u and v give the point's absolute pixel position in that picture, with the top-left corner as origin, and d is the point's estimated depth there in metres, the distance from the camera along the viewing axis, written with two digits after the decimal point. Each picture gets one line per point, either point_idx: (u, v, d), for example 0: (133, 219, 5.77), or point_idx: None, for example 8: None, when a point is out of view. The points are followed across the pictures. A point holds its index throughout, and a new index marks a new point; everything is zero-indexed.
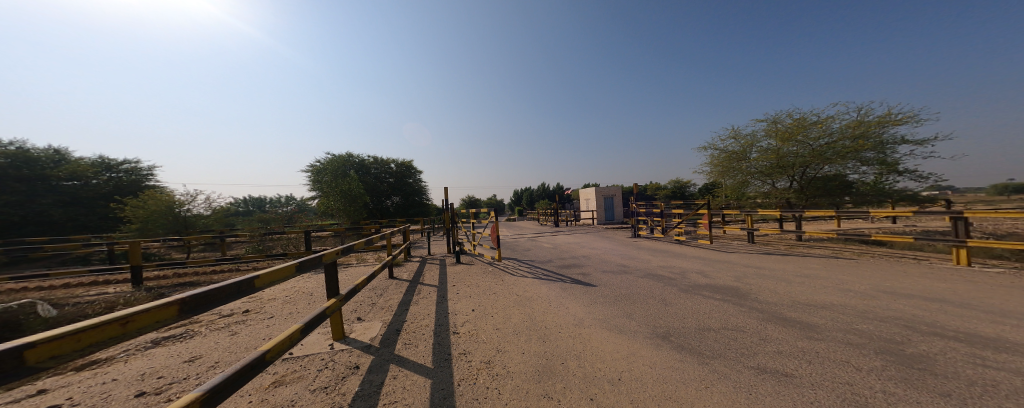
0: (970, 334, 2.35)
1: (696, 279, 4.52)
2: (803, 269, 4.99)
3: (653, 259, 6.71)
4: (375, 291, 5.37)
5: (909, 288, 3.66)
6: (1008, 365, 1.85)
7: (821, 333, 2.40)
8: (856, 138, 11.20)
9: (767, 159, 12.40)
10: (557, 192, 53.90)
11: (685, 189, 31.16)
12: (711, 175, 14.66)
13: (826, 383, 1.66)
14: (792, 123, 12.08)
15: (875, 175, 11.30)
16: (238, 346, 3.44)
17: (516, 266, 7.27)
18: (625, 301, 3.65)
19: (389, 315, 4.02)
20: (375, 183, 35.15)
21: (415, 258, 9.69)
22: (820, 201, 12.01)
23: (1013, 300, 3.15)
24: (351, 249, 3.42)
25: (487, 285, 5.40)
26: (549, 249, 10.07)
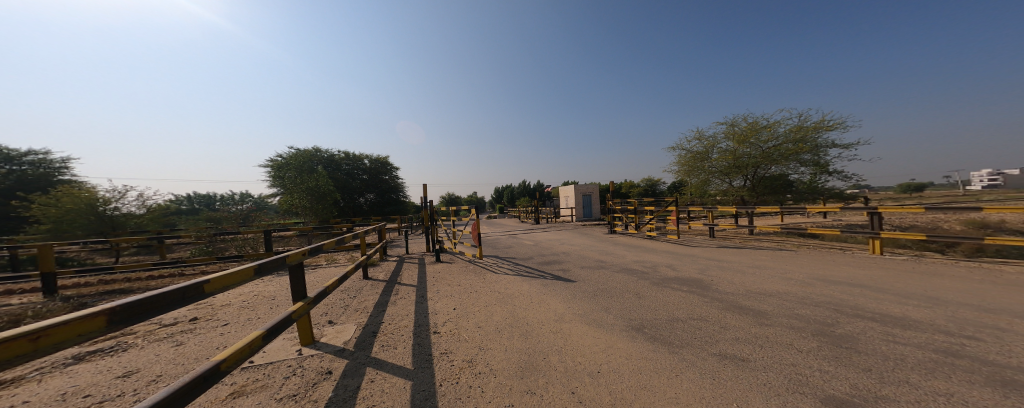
0: (883, 315, 2.80)
1: (666, 272, 4.87)
2: (755, 261, 5.58)
3: (627, 255, 7.07)
4: (346, 292, 5.11)
5: (837, 276, 4.27)
6: (908, 340, 2.24)
7: (770, 319, 2.71)
8: (797, 142, 12.58)
9: (725, 159, 13.50)
10: (535, 189, 54.31)
11: (655, 187, 32.97)
12: (677, 173, 15.64)
13: (776, 365, 1.89)
14: (747, 126, 13.25)
15: (811, 175, 12.80)
16: (186, 357, 3.11)
17: (497, 264, 7.29)
18: (602, 296, 3.83)
19: (364, 317, 3.86)
20: (346, 179, 33.20)
21: (391, 257, 9.36)
22: (768, 198, 13.35)
23: (914, 283, 3.79)
24: (320, 248, 3.20)
25: (468, 283, 5.38)
26: (529, 246, 10.20)
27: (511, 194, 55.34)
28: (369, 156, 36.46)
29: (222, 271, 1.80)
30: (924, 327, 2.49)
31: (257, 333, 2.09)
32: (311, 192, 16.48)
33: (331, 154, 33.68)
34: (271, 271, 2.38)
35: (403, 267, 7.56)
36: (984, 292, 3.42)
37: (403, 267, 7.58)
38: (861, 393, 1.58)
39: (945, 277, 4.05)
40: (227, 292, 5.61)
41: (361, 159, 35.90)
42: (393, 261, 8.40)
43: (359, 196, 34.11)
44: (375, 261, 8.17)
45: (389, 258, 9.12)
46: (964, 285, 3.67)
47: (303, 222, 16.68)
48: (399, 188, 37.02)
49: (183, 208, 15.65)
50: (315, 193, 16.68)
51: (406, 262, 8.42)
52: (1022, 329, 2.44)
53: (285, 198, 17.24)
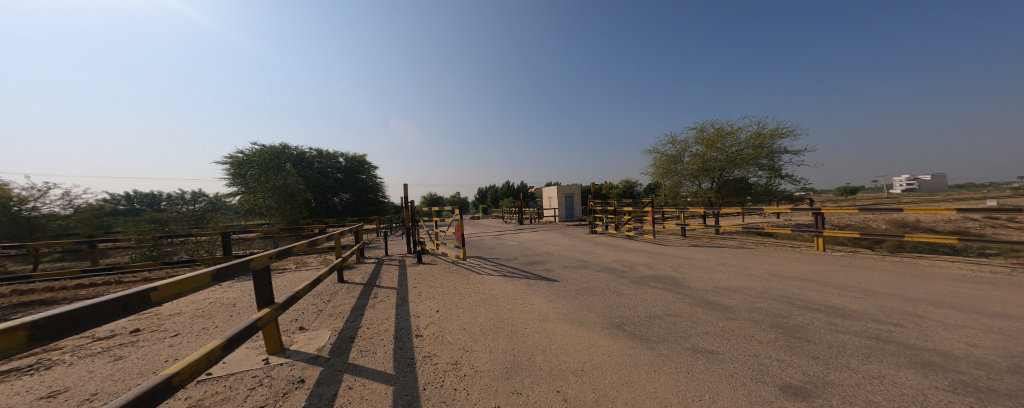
0: (827, 306, 3.16)
1: (644, 271, 5.13)
2: (721, 258, 6.04)
3: (607, 254, 7.34)
4: (319, 296, 4.83)
5: (790, 271, 4.74)
6: (847, 328, 2.56)
7: (734, 313, 2.96)
8: (756, 147, 13.72)
9: (695, 163, 14.44)
10: (517, 189, 54.39)
11: (632, 189, 34.35)
12: (652, 175, 16.45)
13: (740, 357, 2.07)
14: (714, 132, 14.23)
15: (767, 179, 14.02)
16: (129, 371, 2.78)
17: (480, 264, 7.25)
18: (585, 295, 3.96)
19: (340, 322, 3.68)
20: (318, 178, 31.35)
21: (369, 259, 8.97)
22: (731, 200, 14.45)
23: (851, 277, 4.31)
24: (288, 251, 2.99)
25: (451, 284, 5.30)
26: (512, 246, 10.25)
27: (494, 194, 55.08)
28: (344, 154, 34.83)
29: (175, 277, 1.60)
30: (860, 316, 2.85)
31: (216, 342, 1.90)
32: (278, 191, 15.24)
33: (301, 151, 31.70)
34: (232, 276, 2.15)
35: (381, 269, 7.28)
36: (905, 283, 3.96)
37: (382, 269, 7.31)
38: (812, 380, 1.78)
39: (876, 271, 4.64)
40: (178, 300, 5.08)
41: (335, 158, 34.19)
42: (370, 264, 8.05)
43: (333, 196, 32.28)
44: (351, 264, 7.80)
45: (365, 260, 8.73)
46: (890, 278, 4.23)
47: (269, 224, 15.33)
48: (377, 188, 35.47)
49: (122, 207, 13.90)
50: (284, 192, 15.45)
51: (384, 264, 8.12)
52: (935, 316, 2.87)
53: (247, 197, 15.76)
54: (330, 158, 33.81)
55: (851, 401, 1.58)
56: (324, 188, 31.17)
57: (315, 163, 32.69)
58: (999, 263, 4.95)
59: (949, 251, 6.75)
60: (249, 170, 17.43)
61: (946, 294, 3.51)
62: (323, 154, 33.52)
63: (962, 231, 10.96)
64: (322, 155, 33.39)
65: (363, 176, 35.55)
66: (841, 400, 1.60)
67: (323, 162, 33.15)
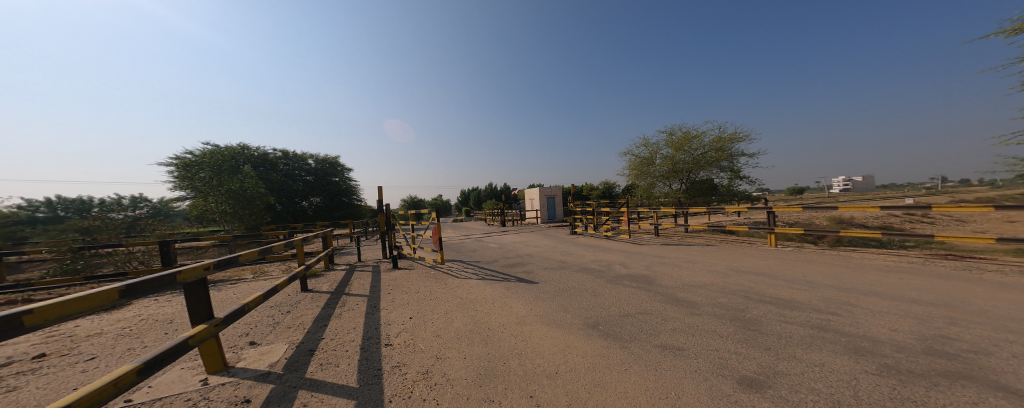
0: (779, 299, 3.42)
1: (619, 270, 5.30)
2: (689, 256, 6.39)
3: (585, 255, 7.47)
4: (278, 308, 4.50)
5: (749, 266, 5.10)
6: (794, 319, 2.80)
7: (699, 309, 3.13)
8: (718, 150, 14.73)
9: (666, 165, 15.22)
10: (500, 191, 54.32)
11: (612, 190, 35.43)
12: (628, 177, 17.12)
13: (703, 351, 2.20)
14: (681, 135, 15.14)
15: (728, 180, 15.08)
16: (24, 403, 2.39)
17: (459, 268, 7.09)
18: (561, 296, 4.00)
19: (299, 335, 3.44)
20: (284, 181, 29.62)
21: (340, 265, 8.53)
22: (698, 200, 15.38)
23: (800, 270, 4.72)
24: (232, 261, 2.76)
25: (427, 289, 5.16)
26: (493, 249, 10.17)
27: (475, 196, 54.74)
28: (314, 156, 33.10)
29: (61, 297, 1.39)
30: (805, 307, 3.13)
31: (128, 366, 1.71)
32: (235, 195, 14.07)
33: (264, 153, 29.56)
34: (151, 291, 1.92)
35: (352, 276, 6.93)
36: (843, 275, 4.41)
37: (351, 275, 6.96)
38: (764, 371, 1.93)
39: (820, 264, 5.11)
40: (103, 320, 4.49)
41: (303, 159, 32.40)
42: (340, 271, 7.64)
43: (302, 200, 30.77)
44: (319, 271, 7.39)
45: (334, 267, 8.30)
46: (832, 270, 4.68)
47: (226, 231, 14.12)
48: (352, 191, 34.09)
49: (38, 214, 12.14)
50: (242, 196, 14.30)
51: (356, 270, 7.76)
52: (865, 304, 3.22)
53: (197, 201, 14.29)
54: (298, 160, 32.00)
55: (796, 390, 1.73)
56: (291, 191, 29.52)
57: (281, 165, 30.79)
58: (917, 255, 5.65)
59: (878, 245, 7.60)
60: (199, 172, 15.85)
61: (877, 284, 3.94)
62: (290, 155, 31.59)
63: (889, 227, 12.44)
64: (289, 156, 31.44)
65: (336, 178, 33.99)
66: (788, 390, 1.74)
67: (290, 164, 31.29)
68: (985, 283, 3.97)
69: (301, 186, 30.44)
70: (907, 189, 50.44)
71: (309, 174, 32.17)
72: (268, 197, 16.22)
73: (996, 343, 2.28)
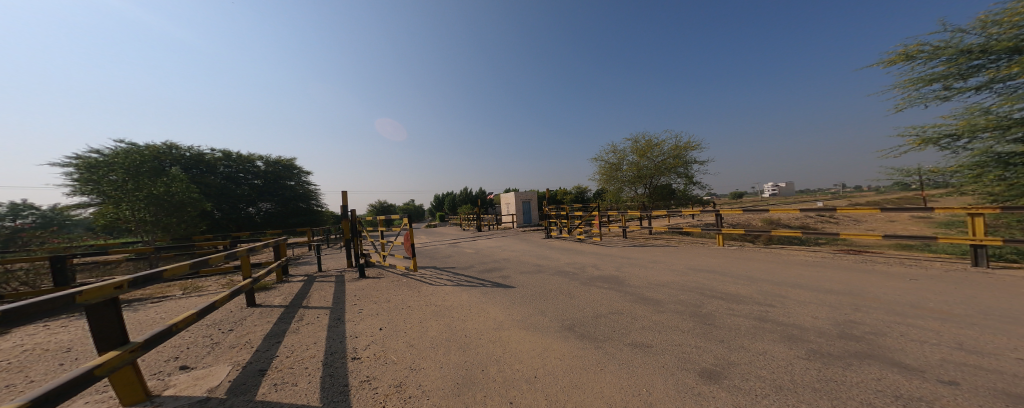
0: (728, 294, 3.84)
1: (592, 272, 5.54)
2: (653, 256, 6.90)
3: (560, 258, 7.66)
4: (218, 326, 3.97)
5: (703, 264, 5.65)
6: (740, 312, 3.18)
7: (663, 306, 3.41)
8: (676, 157, 16.12)
9: (631, 170, 16.36)
10: (474, 195, 53.74)
11: (584, 194, 36.78)
12: (598, 182, 18.10)
13: (668, 349, 2.41)
14: (644, 143, 16.36)
15: (684, 185, 16.53)
16: None
17: (433, 275, 6.85)
18: (538, 299, 4.07)
19: (246, 354, 3.08)
20: (226, 185, 26.64)
21: (295, 277, 7.78)
22: (659, 204, 16.67)
23: (745, 267, 5.35)
24: (153, 277, 2.36)
25: (398, 298, 4.92)
26: (468, 254, 9.97)
27: (449, 201, 53.33)
28: (262, 158, 30.32)
29: None
30: (749, 300, 3.56)
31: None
32: (158, 201, 12.01)
33: (199, 151, 26.11)
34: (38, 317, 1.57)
35: (310, 287, 6.38)
36: (778, 270, 5.08)
37: (310, 287, 6.41)
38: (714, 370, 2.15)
39: (761, 261, 5.83)
40: None
41: (250, 161, 29.36)
42: (297, 282, 6.98)
43: (249, 206, 27.95)
44: (270, 283, 6.70)
45: (289, 278, 7.57)
46: (770, 266, 5.36)
47: (145, 242, 11.97)
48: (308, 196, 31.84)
49: None
50: (168, 201, 12.28)
51: (315, 280, 7.16)
52: (794, 296, 3.75)
53: (105, 208, 11.96)
54: (244, 161, 28.94)
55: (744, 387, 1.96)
56: (234, 197, 26.60)
57: (221, 167, 27.54)
58: (831, 251, 6.71)
59: (803, 243, 8.86)
60: (107, 174, 13.24)
61: (803, 277, 4.61)
62: (232, 156, 28.36)
63: (812, 227, 14.50)
64: (231, 157, 28.21)
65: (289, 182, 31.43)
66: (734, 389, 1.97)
67: (232, 166, 28.09)
68: (881, 276, 4.83)
69: (246, 190, 27.59)
70: (822, 192, 59.27)
71: (257, 178, 29.31)
72: (204, 203, 14.23)
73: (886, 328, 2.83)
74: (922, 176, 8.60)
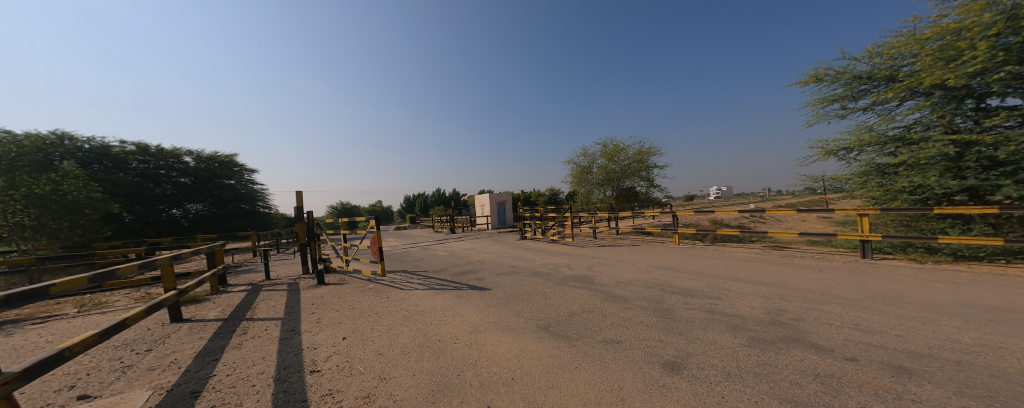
0: (685, 289, 4.21)
1: (565, 272, 5.70)
2: (620, 255, 7.31)
3: (534, 259, 7.75)
4: (133, 346, 3.36)
5: (664, 262, 6.12)
6: (696, 306, 3.50)
7: (630, 303, 3.62)
8: (640, 162, 17.36)
9: (601, 173, 17.53)
10: (446, 195, 52.30)
11: (557, 196, 37.74)
12: (570, 184, 19.11)
13: (634, 345, 2.57)
14: (612, 148, 17.58)
15: (647, 188, 17.76)
16: None
17: (401, 279, 6.51)
18: (514, 301, 4.07)
19: (174, 375, 2.65)
20: (141, 183, 22.54)
21: (238, 286, 6.91)
22: (625, 206, 17.74)
23: (698, 263, 5.90)
24: (35, 294, 1.91)
25: (363, 305, 4.59)
26: (440, 257, 9.63)
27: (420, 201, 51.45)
28: (190, 152, 26.77)
29: None
30: (703, 295, 3.93)
31: None
32: (42, 202, 9.77)
33: (102, 143, 21.35)
34: None
35: (254, 297, 5.70)
36: (726, 266, 5.68)
37: (252, 297, 5.72)
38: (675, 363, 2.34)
39: (711, 258, 6.47)
40: None
41: (175, 155, 25.54)
42: (237, 293, 6.17)
43: (173, 208, 24.36)
44: (202, 295, 5.87)
45: (227, 289, 6.66)
46: (719, 263, 5.97)
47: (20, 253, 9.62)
48: (248, 198, 29.97)
49: None
50: (57, 203, 10.08)
51: (260, 290, 6.41)
52: (738, 289, 4.22)
53: None
54: (167, 156, 25.00)
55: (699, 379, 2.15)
56: (154, 198, 22.67)
57: (134, 162, 22.96)
58: (765, 247, 7.70)
59: (742, 240, 10.06)
60: None
61: (746, 272, 5.21)
62: (149, 150, 24.03)
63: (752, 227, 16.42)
64: (147, 151, 23.83)
65: (223, 181, 28.52)
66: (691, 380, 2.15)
67: (148, 162, 23.71)
68: (802, 269, 5.65)
69: (170, 190, 23.87)
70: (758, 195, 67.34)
71: (184, 176, 25.84)
72: (110, 204, 11.91)
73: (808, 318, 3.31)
74: (827, 183, 10.20)
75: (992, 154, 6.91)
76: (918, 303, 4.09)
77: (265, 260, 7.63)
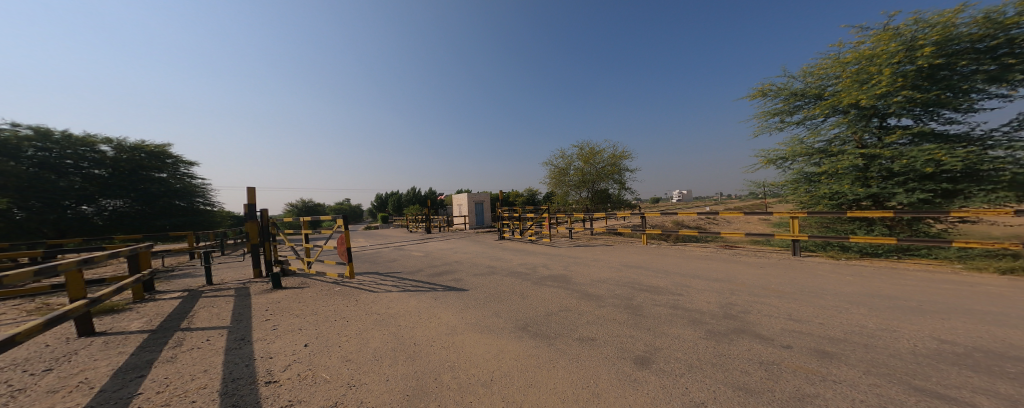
0: (654, 286, 4.44)
1: (543, 272, 5.75)
2: (595, 255, 7.57)
3: (512, 259, 7.73)
4: (28, 366, 2.81)
5: (635, 261, 6.42)
6: (663, 302, 3.72)
7: (604, 301, 3.75)
8: (614, 165, 18.13)
9: (577, 175, 18.14)
10: (421, 195, 50.59)
11: (536, 197, 38.12)
12: (549, 185, 19.58)
13: (610, 343, 2.66)
14: (588, 151, 18.27)
15: (620, 191, 18.58)
16: None
17: (370, 282, 6.14)
18: (492, 301, 4.01)
19: (88, 396, 2.25)
20: (40, 175, 19.08)
21: (174, 293, 6.09)
22: (600, 207, 18.43)
23: (666, 262, 6.27)
24: None
25: (327, 310, 4.26)
26: (415, 258, 9.24)
27: (394, 201, 49.48)
28: (110, 141, 23.17)
29: None
30: (670, 292, 4.18)
31: None
32: None
33: None
34: None
35: (191, 305, 5.05)
36: (690, 264, 6.10)
37: (187, 305, 5.06)
38: (643, 360, 2.45)
39: (677, 257, 6.92)
40: None
41: (88, 143, 21.75)
42: (170, 300, 5.41)
43: (82, 204, 21.09)
44: (121, 304, 5.08)
45: (156, 296, 5.81)
46: (684, 261, 6.39)
47: None
48: (186, 193, 26.20)
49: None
50: None
51: (199, 296, 5.69)
52: (700, 286, 4.54)
53: None
54: (76, 144, 21.21)
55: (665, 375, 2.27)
56: (57, 193, 19.45)
57: (29, 149, 19.25)
58: (721, 246, 8.42)
59: (701, 240, 10.91)
60: None
61: (707, 270, 5.64)
62: (52, 137, 20.39)
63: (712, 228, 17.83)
64: (50, 138, 20.22)
65: (153, 173, 24.84)
66: (658, 375, 2.27)
67: (49, 150, 20.01)
68: (750, 267, 6.25)
69: (78, 183, 20.63)
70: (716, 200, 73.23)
71: (99, 167, 22.05)
72: None
73: (758, 313, 3.67)
74: (766, 188, 11.38)
75: (889, 166, 8.19)
76: (837, 295, 4.71)
77: (205, 263, 6.76)
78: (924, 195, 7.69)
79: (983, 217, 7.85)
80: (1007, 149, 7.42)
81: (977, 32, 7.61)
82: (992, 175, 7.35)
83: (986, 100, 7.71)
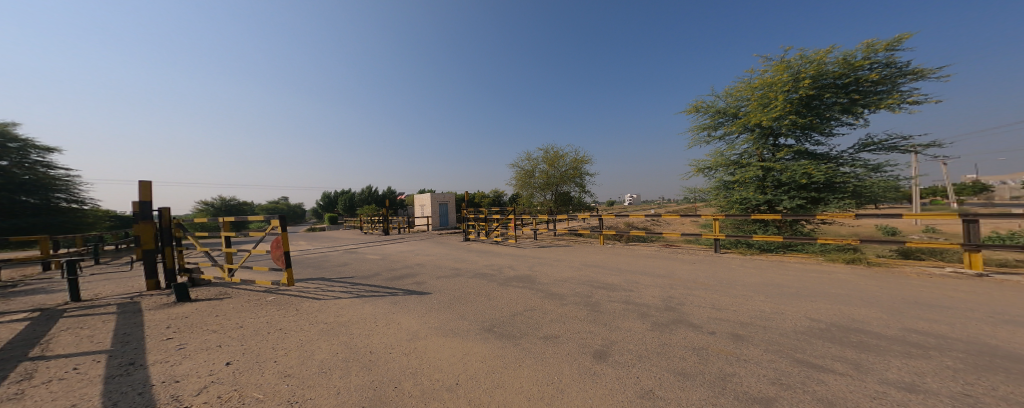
0: (611, 284, 4.75)
1: (508, 272, 5.77)
2: (558, 255, 7.86)
3: (477, 260, 7.62)
4: None
5: (595, 261, 6.80)
6: (618, 299, 4.00)
7: (566, 300, 3.90)
8: (576, 169, 18.96)
9: (542, 178, 18.67)
10: (377, 194, 47.35)
11: (501, 199, 38.11)
12: (515, 187, 19.86)
13: (570, 339, 2.77)
14: (552, 154, 18.92)
15: (581, 193, 19.53)
16: None
17: (314, 289, 5.53)
18: (455, 304, 3.91)
19: None
20: None
21: (27, 314, 4.78)
22: (563, 209, 19.14)
23: (622, 261, 6.76)
24: None
25: (259, 322, 3.73)
26: (370, 261, 8.55)
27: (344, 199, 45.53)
28: None
29: None
30: (625, 289, 4.51)
31: None
32: None
33: None
34: None
35: (51, 328, 4.00)
36: (642, 263, 6.66)
37: (43, 328, 3.98)
38: (599, 354, 2.60)
39: (631, 256, 7.51)
40: None
41: None
42: (15, 324, 4.20)
43: None
44: None
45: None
46: (638, 260, 6.96)
47: None
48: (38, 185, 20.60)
49: None
50: None
51: (60, 317, 4.52)
52: (651, 284, 4.97)
53: None
54: None
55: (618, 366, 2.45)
56: None
57: None
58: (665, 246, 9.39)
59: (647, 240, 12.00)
60: None
61: (657, 268, 6.20)
62: None
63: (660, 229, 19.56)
64: None
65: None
66: (612, 367, 2.44)
67: None
68: (684, 264, 7.06)
69: None
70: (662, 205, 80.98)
71: None
72: None
73: (695, 306, 4.15)
74: (696, 193, 12.96)
75: (778, 177, 9.95)
76: (751, 286, 5.56)
77: (69, 275, 5.39)
78: (799, 202, 9.52)
79: (835, 221, 10.02)
80: (851, 166, 9.51)
81: (837, 70, 9.57)
82: (841, 186, 9.40)
83: (841, 126, 9.77)
